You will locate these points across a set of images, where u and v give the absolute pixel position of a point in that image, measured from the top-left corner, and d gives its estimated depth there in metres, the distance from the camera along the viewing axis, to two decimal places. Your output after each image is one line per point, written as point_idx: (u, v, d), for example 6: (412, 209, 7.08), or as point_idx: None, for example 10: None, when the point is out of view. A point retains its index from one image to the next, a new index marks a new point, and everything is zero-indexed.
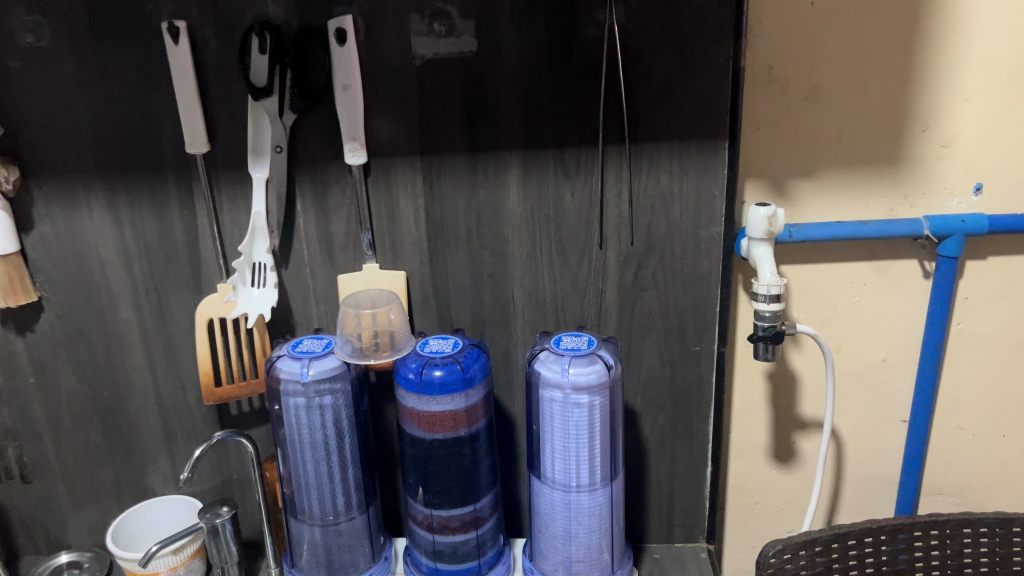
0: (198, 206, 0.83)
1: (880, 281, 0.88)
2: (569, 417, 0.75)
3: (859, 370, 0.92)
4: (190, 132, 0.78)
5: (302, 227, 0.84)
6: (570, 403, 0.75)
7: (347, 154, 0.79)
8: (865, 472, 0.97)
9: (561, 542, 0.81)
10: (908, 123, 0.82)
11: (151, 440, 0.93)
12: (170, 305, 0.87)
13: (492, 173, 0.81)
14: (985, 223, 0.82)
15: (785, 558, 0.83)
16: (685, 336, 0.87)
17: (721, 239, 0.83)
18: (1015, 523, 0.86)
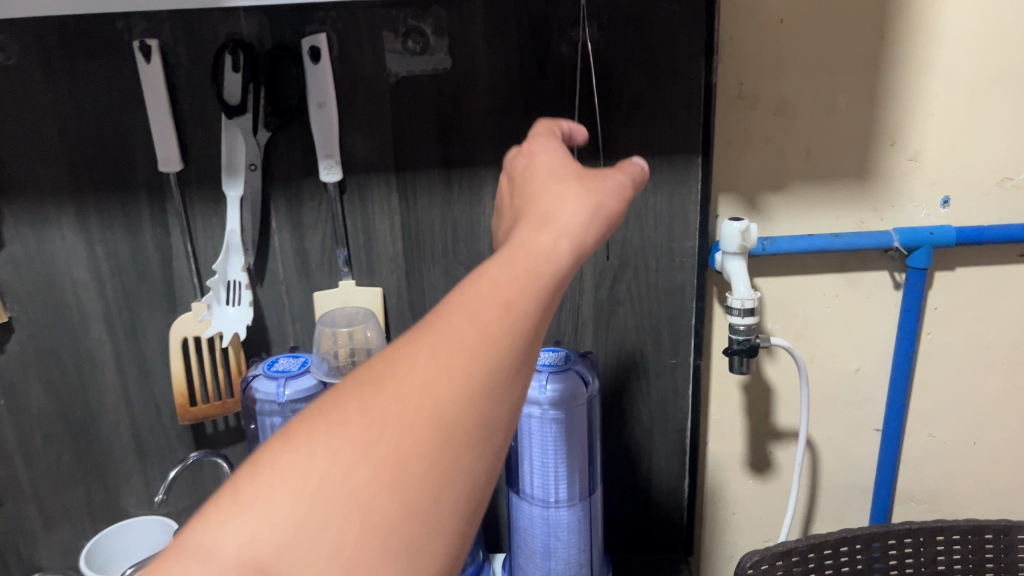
0: (171, 224, 0.82)
1: (851, 292, 0.89)
2: (547, 433, 0.75)
3: (832, 380, 0.93)
4: (162, 150, 0.77)
5: (277, 245, 0.83)
6: (549, 420, 0.75)
7: (322, 170, 0.78)
8: (840, 480, 0.98)
9: (540, 557, 0.81)
10: (877, 137, 0.83)
11: (125, 460, 0.92)
12: (143, 323, 0.86)
13: (466, 189, 0.81)
14: (953, 235, 0.84)
15: (762, 569, 0.84)
16: (661, 349, 0.87)
17: (695, 252, 0.83)
18: (986, 530, 0.87)
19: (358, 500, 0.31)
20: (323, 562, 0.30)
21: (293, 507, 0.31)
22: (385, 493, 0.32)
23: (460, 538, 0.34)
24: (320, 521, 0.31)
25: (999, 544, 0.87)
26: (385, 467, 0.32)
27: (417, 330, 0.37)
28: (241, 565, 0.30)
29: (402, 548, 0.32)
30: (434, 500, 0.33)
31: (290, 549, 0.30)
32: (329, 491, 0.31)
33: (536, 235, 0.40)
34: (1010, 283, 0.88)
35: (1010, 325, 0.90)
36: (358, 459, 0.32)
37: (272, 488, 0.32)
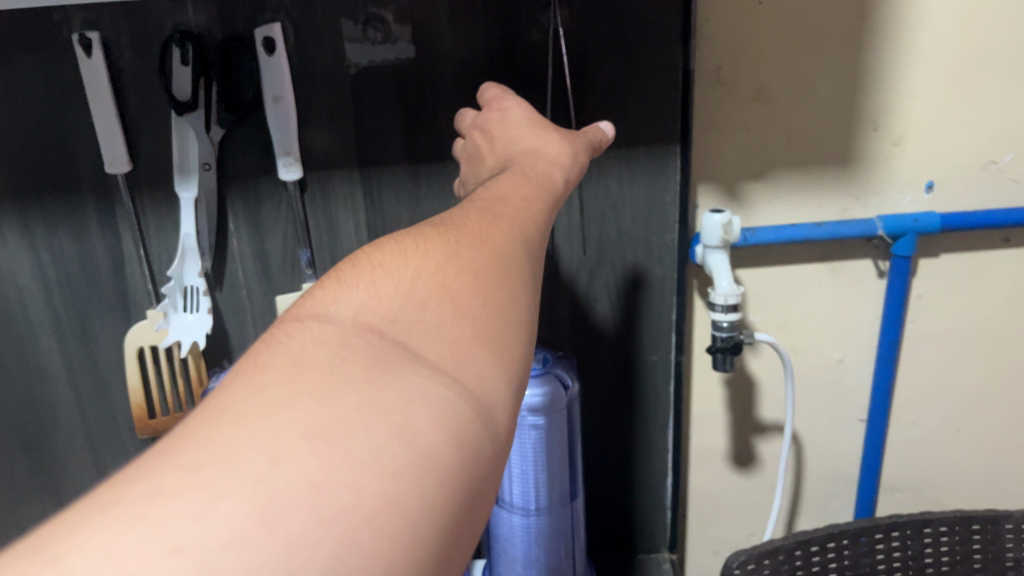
0: (122, 228, 0.77)
1: (834, 282, 0.87)
2: (525, 440, 0.72)
3: (815, 372, 0.91)
4: (109, 150, 0.72)
5: (235, 247, 0.79)
6: (529, 428, 0.72)
7: (281, 169, 0.74)
8: (824, 472, 0.96)
9: (521, 566, 0.78)
10: (860, 122, 0.80)
11: (83, 474, 0.88)
12: (96, 333, 0.81)
13: (435, 184, 0.78)
14: (938, 221, 0.81)
15: (749, 568, 0.82)
16: (641, 345, 0.85)
17: (675, 246, 0.81)
18: (974, 520, 0.85)
19: (449, 290, 0.36)
20: (430, 332, 0.34)
21: (396, 292, 0.36)
22: (471, 291, 0.37)
23: (528, 348, 0.38)
24: (420, 302, 0.35)
25: (987, 534, 0.85)
26: (468, 274, 0.38)
27: (456, 211, 0.44)
28: (358, 325, 0.34)
29: (491, 331, 0.36)
30: (508, 303, 0.38)
31: (401, 318, 0.34)
32: (423, 284, 0.36)
33: (537, 178, 0.52)
34: (994, 269, 0.86)
35: (994, 311, 0.88)
36: (441, 265, 0.38)
37: (376, 277, 0.36)
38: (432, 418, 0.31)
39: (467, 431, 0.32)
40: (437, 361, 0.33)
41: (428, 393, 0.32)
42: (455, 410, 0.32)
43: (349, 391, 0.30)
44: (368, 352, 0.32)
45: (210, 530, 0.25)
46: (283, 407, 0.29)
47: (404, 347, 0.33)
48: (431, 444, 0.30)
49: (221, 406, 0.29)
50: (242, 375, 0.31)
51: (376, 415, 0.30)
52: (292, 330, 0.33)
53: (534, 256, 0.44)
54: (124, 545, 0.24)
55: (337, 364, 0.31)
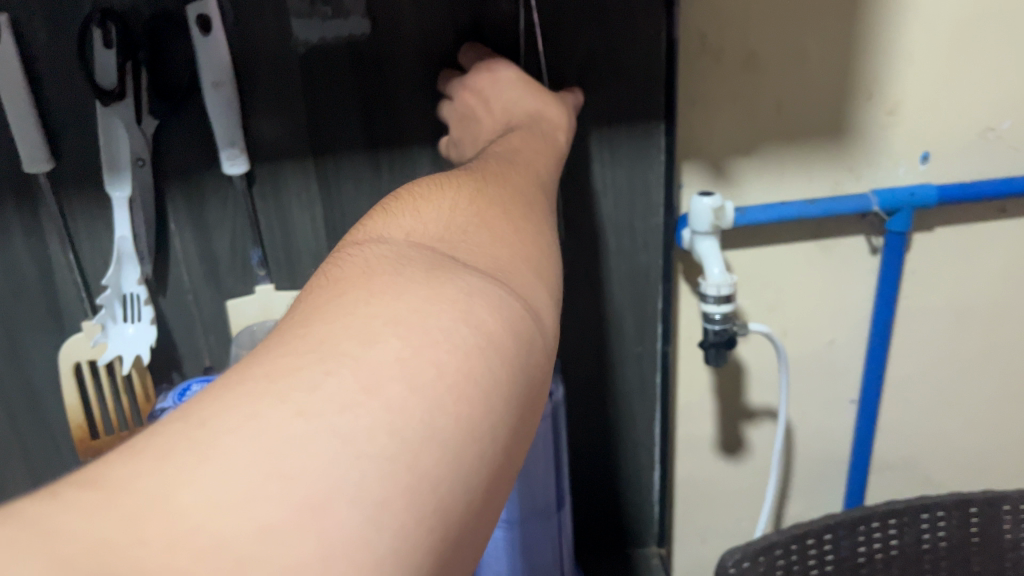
0: (48, 232, 0.69)
1: (826, 260, 0.82)
2: None
3: (806, 354, 0.86)
4: (26, 147, 0.64)
5: (178, 248, 0.71)
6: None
7: (225, 162, 0.66)
8: (815, 455, 0.93)
9: None
10: (854, 90, 0.74)
11: (22, 499, 0.80)
12: (26, 347, 0.73)
13: (398, 172, 0.71)
14: (935, 195, 0.76)
15: (744, 567, 0.78)
16: (625, 336, 0.80)
17: (661, 229, 0.76)
18: (972, 503, 0.82)
19: (485, 219, 0.38)
20: (475, 249, 0.35)
21: (438, 219, 0.37)
22: (503, 221, 0.38)
23: (559, 268, 0.39)
24: (460, 226, 0.37)
25: (985, 517, 0.83)
26: (499, 207, 0.39)
27: (475, 164, 0.45)
28: (412, 242, 0.35)
29: (526, 250, 0.37)
30: (538, 235, 0.39)
31: (447, 239, 0.36)
32: (461, 214, 0.38)
33: (545, 139, 0.53)
34: (991, 241, 0.82)
35: (990, 284, 0.84)
36: (474, 199, 0.39)
37: (420, 207, 0.38)
38: (493, 309, 0.31)
39: (528, 321, 0.32)
40: (487, 268, 0.34)
41: (484, 289, 0.32)
42: (512, 304, 0.32)
43: (416, 286, 0.31)
44: (428, 258, 0.33)
45: (321, 402, 0.25)
46: (359, 301, 0.29)
47: (455, 259, 0.34)
48: (497, 330, 0.30)
49: (305, 311, 0.29)
50: (314, 290, 0.31)
51: (445, 303, 0.30)
52: (351, 251, 0.34)
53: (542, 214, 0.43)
54: (243, 416, 0.24)
55: (399, 267, 0.32)
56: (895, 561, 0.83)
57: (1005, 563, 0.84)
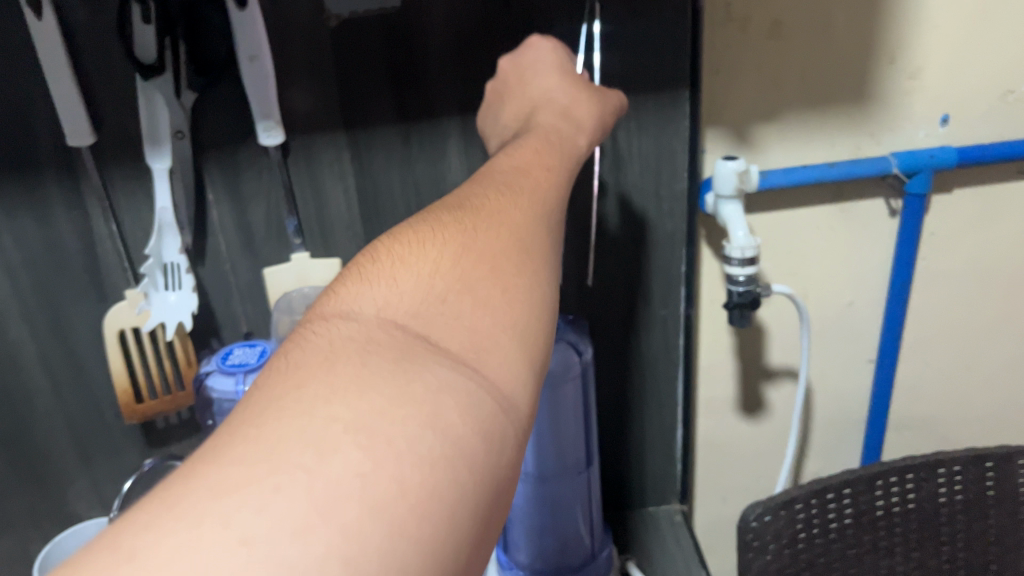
0: (90, 204, 0.71)
1: (845, 223, 0.83)
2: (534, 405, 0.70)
3: (825, 315, 0.88)
4: (69, 121, 0.65)
5: (215, 219, 0.73)
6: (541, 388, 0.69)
7: (261, 133, 0.68)
8: (833, 414, 0.95)
9: (536, 535, 0.75)
10: (875, 55, 0.75)
11: (67, 465, 0.83)
12: (69, 318, 0.76)
13: (428, 143, 0.72)
14: (954, 157, 0.77)
15: (766, 520, 0.81)
16: (650, 301, 0.81)
17: (684, 195, 0.76)
18: (987, 459, 0.85)
19: (467, 281, 0.36)
20: (452, 326, 0.34)
21: (415, 285, 0.36)
22: (490, 279, 0.37)
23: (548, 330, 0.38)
24: (441, 294, 0.36)
25: (1000, 472, 0.85)
26: (486, 261, 0.38)
27: (472, 191, 0.43)
28: (383, 321, 0.34)
29: (512, 317, 0.36)
30: (528, 289, 0.38)
31: (421, 314, 0.35)
32: (442, 276, 0.36)
33: (557, 155, 0.50)
34: (1009, 202, 0.83)
35: (1010, 244, 0.85)
36: (461, 250, 0.38)
37: (397, 271, 0.36)
38: (460, 410, 0.31)
39: (493, 418, 0.32)
40: (459, 352, 0.34)
41: (454, 387, 0.32)
42: (481, 402, 0.32)
43: (382, 386, 0.30)
44: (396, 344, 0.32)
45: (268, 525, 0.25)
46: (320, 404, 0.29)
47: (428, 343, 0.33)
48: (462, 434, 0.30)
49: (261, 405, 0.29)
50: (275, 376, 0.31)
51: (410, 406, 0.30)
52: (318, 327, 0.34)
53: (554, 228, 0.44)
54: (181, 543, 0.24)
55: (366, 358, 0.31)
56: (913, 516, 0.85)
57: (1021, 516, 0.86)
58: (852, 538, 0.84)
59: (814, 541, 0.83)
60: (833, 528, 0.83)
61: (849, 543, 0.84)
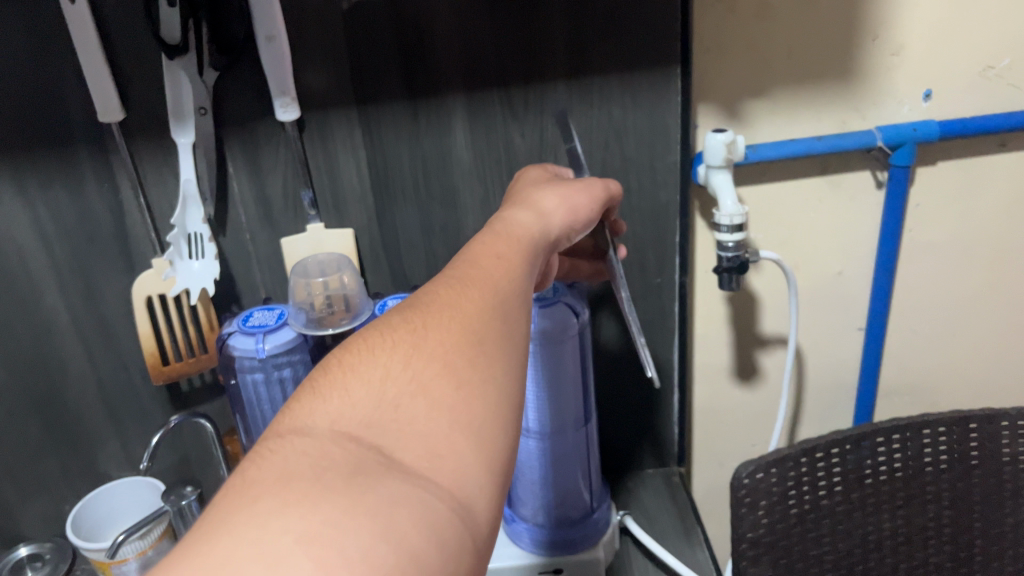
0: (119, 177, 0.76)
1: (835, 195, 0.87)
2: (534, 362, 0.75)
3: (816, 285, 0.92)
4: (100, 99, 0.70)
5: (236, 191, 0.78)
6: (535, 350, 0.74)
7: (278, 109, 0.72)
8: (825, 381, 0.99)
9: (539, 488, 0.80)
10: (858, 33, 0.79)
11: (98, 427, 0.88)
12: (100, 286, 0.81)
13: (435, 120, 0.76)
14: (936, 129, 0.81)
15: (758, 478, 0.85)
16: (646, 270, 0.85)
17: (678, 166, 0.79)
18: (971, 420, 0.88)
19: (421, 383, 0.38)
20: (406, 432, 0.36)
21: (368, 393, 0.38)
22: (445, 378, 0.39)
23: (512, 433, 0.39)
24: (394, 399, 0.37)
25: (983, 433, 0.88)
26: (439, 359, 0.39)
27: (429, 289, 0.45)
28: (337, 434, 0.36)
29: (470, 415, 0.38)
30: (485, 390, 0.39)
31: (375, 423, 0.36)
32: (394, 381, 0.38)
33: (523, 240, 0.52)
34: (993, 175, 0.87)
35: (993, 216, 0.89)
36: (414, 357, 0.39)
37: (349, 381, 0.38)
38: (415, 519, 0.32)
39: (448, 527, 0.33)
40: (414, 463, 0.35)
41: (408, 496, 0.33)
42: (436, 510, 0.33)
43: (336, 496, 0.32)
44: (350, 460, 0.34)
45: None
46: (274, 514, 0.31)
47: (381, 454, 0.35)
48: (416, 544, 0.32)
49: (218, 521, 0.31)
50: (231, 493, 0.33)
51: (363, 517, 0.31)
52: (273, 446, 0.35)
53: (513, 323, 0.45)
54: None
55: (320, 474, 0.33)
56: (900, 475, 0.89)
57: (1004, 476, 0.89)
58: (840, 497, 0.88)
59: (804, 499, 0.87)
60: (822, 487, 0.87)
61: (838, 500, 0.88)
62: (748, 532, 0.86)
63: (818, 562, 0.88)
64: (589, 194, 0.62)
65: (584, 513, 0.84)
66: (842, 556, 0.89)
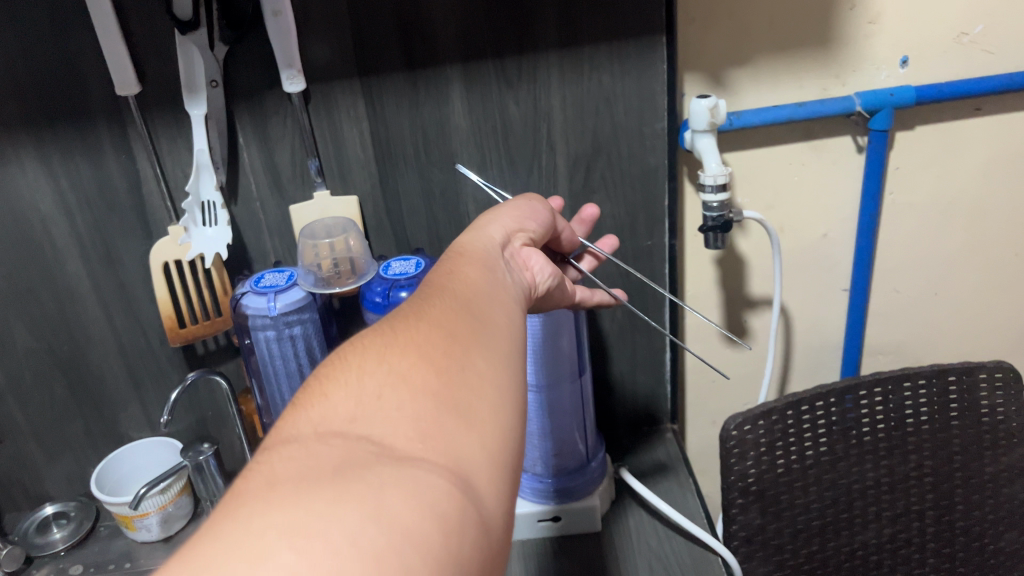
0: (136, 148, 0.81)
1: (817, 159, 0.91)
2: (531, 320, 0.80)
3: (802, 247, 0.96)
4: (118, 73, 0.75)
5: (246, 160, 0.83)
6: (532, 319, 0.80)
7: (285, 81, 0.77)
8: (813, 341, 1.03)
9: (537, 439, 0.85)
10: (836, 2, 0.83)
11: (119, 387, 0.94)
12: (119, 253, 0.86)
13: (433, 89, 0.80)
14: (913, 94, 0.84)
15: (746, 431, 0.81)
16: (637, 233, 0.89)
17: (665, 133, 0.83)
18: (952, 371, 0.84)
19: (397, 376, 0.41)
20: (392, 419, 0.39)
21: (348, 395, 0.40)
22: (422, 370, 0.42)
23: (498, 413, 0.42)
24: (375, 393, 0.40)
25: (963, 384, 0.84)
26: (412, 355, 0.42)
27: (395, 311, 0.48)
28: (322, 434, 0.38)
29: (451, 400, 0.41)
30: (461, 376, 0.42)
31: (360, 417, 0.39)
32: (371, 379, 0.41)
33: (490, 259, 0.56)
34: (970, 137, 0.90)
35: (971, 178, 0.93)
36: (389, 356, 0.42)
37: (328, 390, 0.40)
38: (407, 499, 0.34)
39: (442, 501, 0.35)
40: (405, 445, 0.37)
41: (398, 475, 0.35)
42: (428, 486, 0.35)
43: (320, 488, 0.34)
44: (339, 456, 0.36)
45: None
46: (258, 514, 0.33)
47: (370, 440, 0.37)
48: (408, 522, 0.33)
49: (207, 530, 0.32)
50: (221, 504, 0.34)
51: (352, 503, 0.33)
52: (264, 455, 0.37)
53: (483, 322, 0.48)
54: None
55: (306, 472, 0.35)
56: (884, 430, 0.84)
57: (984, 429, 0.85)
58: (825, 447, 0.83)
59: (790, 449, 0.82)
60: (809, 442, 0.83)
61: (823, 451, 0.83)
62: (737, 481, 0.81)
63: (802, 511, 0.83)
64: (525, 206, 0.64)
65: (580, 464, 0.89)
66: (826, 505, 0.84)
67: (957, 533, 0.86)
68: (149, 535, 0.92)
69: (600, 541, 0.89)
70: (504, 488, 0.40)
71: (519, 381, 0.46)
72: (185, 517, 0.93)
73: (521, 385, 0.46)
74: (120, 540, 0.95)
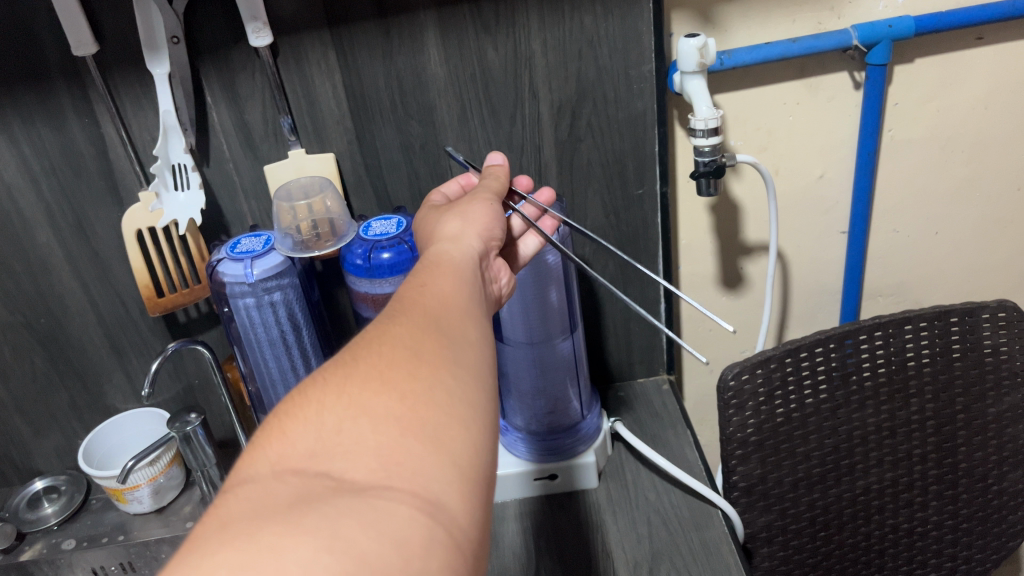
0: (99, 112, 0.77)
1: (812, 98, 0.87)
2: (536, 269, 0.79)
3: (799, 191, 0.93)
4: (73, 34, 0.71)
5: (216, 120, 0.79)
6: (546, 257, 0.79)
7: (251, 35, 0.73)
8: (811, 285, 1.01)
9: (530, 399, 0.87)
10: None
11: (101, 359, 0.91)
12: (90, 223, 0.83)
13: (408, 37, 0.76)
14: (911, 25, 0.80)
15: (743, 379, 0.78)
16: (627, 180, 0.85)
17: (653, 76, 0.79)
18: (952, 313, 0.81)
19: (358, 406, 0.38)
20: (354, 451, 0.37)
21: (307, 429, 0.38)
22: (385, 397, 0.39)
23: (472, 431, 0.40)
24: (335, 428, 0.38)
25: (965, 325, 0.81)
26: (374, 382, 0.40)
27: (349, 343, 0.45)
28: (280, 472, 0.36)
29: (419, 423, 0.38)
30: (430, 400, 0.40)
31: (320, 452, 0.37)
32: (330, 411, 0.38)
33: (461, 272, 0.53)
34: (971, 68, 0.86)
35: (971, 112, 0.89)
36: (344, 392, 0.39)
37: (287, 425, 0.38)
38: (365, 527, 0.33)
39: (407, 529, 0.34)
40: (363, 479, 0.36)
41: (357, 506, 0.34)
42: (396, 512, 0.34)
43: (274, 523, 0.33)
44: (295, 492, 0.35)
45: None
46: (210, 555, 0.32)
47: (331, 476, 0.36)
48: (365, 549, 0.32)
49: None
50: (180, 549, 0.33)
51: (304, 535, 0.32)
52: (221, 499, 0.36)
53: (455, 339, 0.45)
54: None
55: (262, 509, 0.34)
56: (885, 377, 0.81)
57: (986, 368, 0.82)
58: (824, 395, 0.81)
59: (789, 398, 0.80)
60: (807, 390, 0.80)
61: (824, 398, 0.81)
62: (736, 432, 0.79)
63: (803, 460, 0.81)
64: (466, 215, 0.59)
65: (577, 421, 0.88)
66: (827, 453, 0.82)
67: (960, 475, 0.84)
68: (141, 507, 0.90)
69: (596, 498, 0.88)
70: (477, 501, 0.38)
71: (494, 398, 0.43)
72: (177, 487, 0.93)
73: (494, 402, 0.43)
74: (112, 513, 0.93)
